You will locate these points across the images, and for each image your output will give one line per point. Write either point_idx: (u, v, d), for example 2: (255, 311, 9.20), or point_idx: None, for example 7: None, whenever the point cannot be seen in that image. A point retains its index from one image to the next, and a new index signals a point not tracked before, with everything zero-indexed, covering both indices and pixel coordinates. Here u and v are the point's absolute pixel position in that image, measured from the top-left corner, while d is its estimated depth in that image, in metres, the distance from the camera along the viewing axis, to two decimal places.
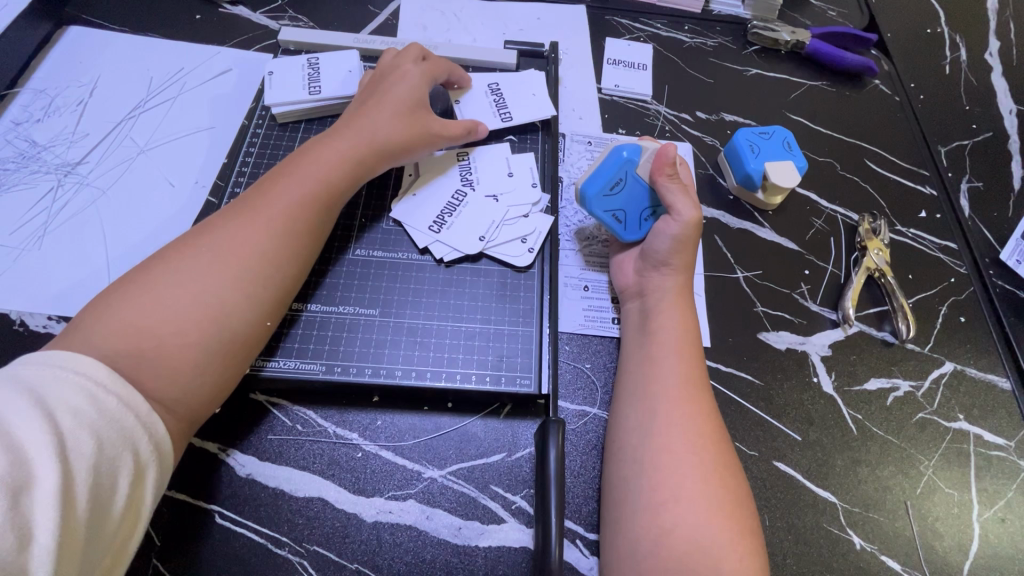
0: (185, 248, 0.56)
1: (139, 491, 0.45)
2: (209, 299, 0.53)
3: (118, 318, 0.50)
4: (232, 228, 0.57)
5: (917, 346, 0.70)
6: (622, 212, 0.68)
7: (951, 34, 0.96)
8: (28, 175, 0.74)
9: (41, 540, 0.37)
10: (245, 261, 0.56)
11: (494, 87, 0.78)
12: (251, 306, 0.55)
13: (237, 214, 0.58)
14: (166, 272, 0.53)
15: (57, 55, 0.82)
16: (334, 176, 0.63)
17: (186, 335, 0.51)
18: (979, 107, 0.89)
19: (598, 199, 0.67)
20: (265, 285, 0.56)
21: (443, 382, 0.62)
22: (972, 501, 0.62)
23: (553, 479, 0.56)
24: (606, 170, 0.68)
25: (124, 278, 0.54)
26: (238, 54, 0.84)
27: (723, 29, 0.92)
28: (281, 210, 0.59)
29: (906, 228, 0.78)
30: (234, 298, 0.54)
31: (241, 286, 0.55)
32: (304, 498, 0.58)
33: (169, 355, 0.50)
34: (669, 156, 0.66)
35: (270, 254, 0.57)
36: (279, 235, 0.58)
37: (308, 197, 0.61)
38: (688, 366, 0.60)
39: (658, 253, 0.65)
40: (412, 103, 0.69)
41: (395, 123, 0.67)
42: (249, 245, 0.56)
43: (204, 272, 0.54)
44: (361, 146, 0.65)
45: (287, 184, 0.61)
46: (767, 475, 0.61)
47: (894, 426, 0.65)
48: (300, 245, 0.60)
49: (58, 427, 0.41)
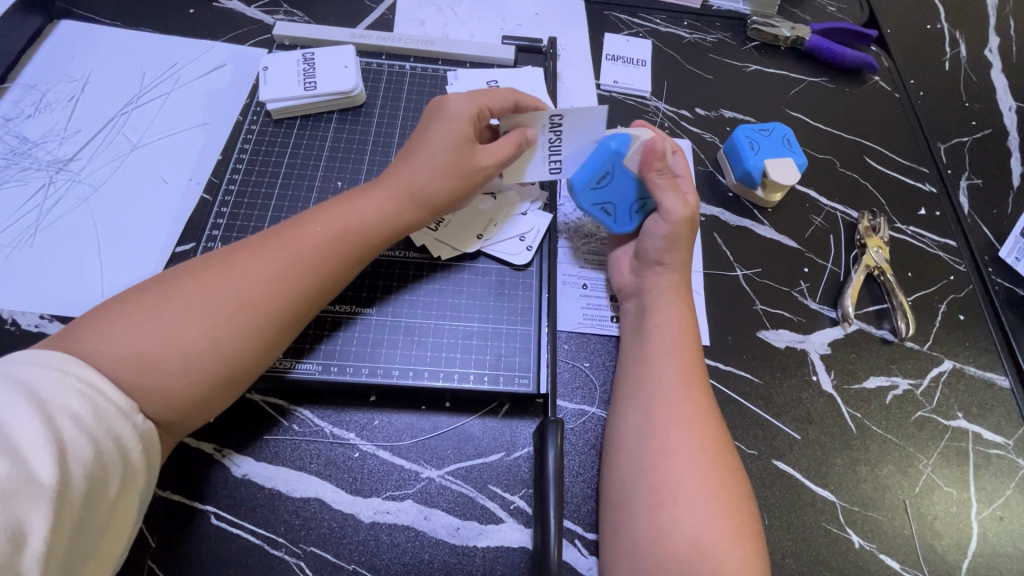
0: (208, 276, 0.53)
1: (128, 496, 0.45)
2: (218, 349, 0.51)
3: (123, 343, 0.48)
4: (259, 270, 0.54)
5: (917, 344, 0.70)
6: (612, 205, 0.68)
7: (951, 30, 0.95)
8: (19, 171, 0.73)
9: (34, 543, 0.37)
10: (263, 314, 0.53)
11: (556, 123, 0.66)
12: (257, 359, 0.53)
13: (265, 247, 0.56)
14: (184, 301, 0.51)
15: (47, 50, 0.81)
16: (366, 232, 0.60)
17: (188, 379, 0.49)
18: (979, 104, 0.89)
19: (585, 190, 0.67)
20: (275, 339, 0.54)
21: (442, 381, 0.62)
22: (971, 499, 0.62)
23: (552, 479, 0.56)
24: (592, 162, 0.66)
25: (136, 292, 0.52)
26: (233, 48, 0.83)
27: (723, 25, 0.92)
28: (308, 263, 0.56)
29: (906, 226, 0.77)
30: (243, 351, 0.52)
31: (253, 339, 0.53)
32: (300, 499, 0.57)
33: (170, 390, 0.48)
34: (658, 149, 0.65)
35: (288, 311, 0.55)
36: (300, 291, 0.55)
37: (336, 252, 0.58)
38: (688, 367, 0.59)
39: (652, 254, 0.65)
40: (454, 144, 0.63)
41: (433, 169, 0.62)
42: (269, 297, 0.54)
43: (223, 318, 0.51)
44: (397, 203, 0.61)
45: (317, 232, 0.58)
46: (766, 474, 0.61)
47: (893, 424, 0.65)
48: (317, 303, 0.57)
49: (57, 431, 0.40)
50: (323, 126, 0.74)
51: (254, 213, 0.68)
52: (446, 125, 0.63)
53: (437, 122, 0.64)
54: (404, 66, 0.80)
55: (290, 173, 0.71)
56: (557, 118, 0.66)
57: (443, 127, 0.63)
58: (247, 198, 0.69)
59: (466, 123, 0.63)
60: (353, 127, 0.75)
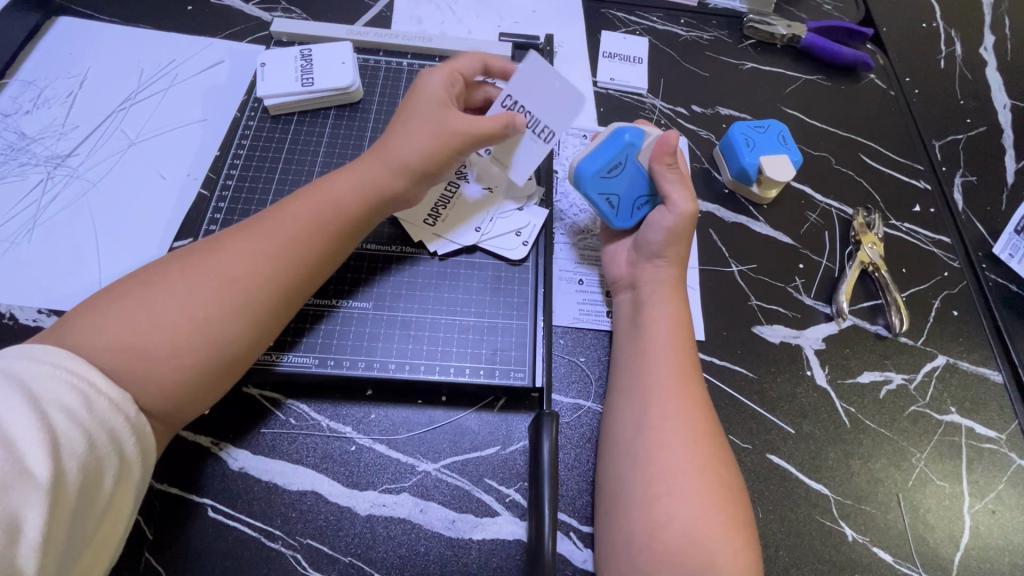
0: (191, 262, 0.54)
1: (124, 488, 0.45)
2: (207, 334, 0.51)
3: (112, 334, 0.48)
4: (243, 252, 0.55)
5: (911, 339, 0.70)
6: (618, 197, 0.67)
7: (946, 29, 0.96)
8: (17, 167, 0.73)
9: (29, 535, 0.38)
10: (248, 294, 0.53)
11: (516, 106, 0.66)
12: (248, 341, 0.53)
13: (249, 233, 0.56)
14: (170, 289, 0.52)
15: (46, 46, 0.81)
16: (350, 212, 0.60)
17: (179, 365, 0.49)
18: (973, 102, 0.89)
19: (594, 178, 0.66)
20: (263, 320, 0.54)
21: (437, 374, 0.62)
22: (963, 493, 0.63)
23: (547, 471, 0.56)
24: (606, 151, 0.66)
25: (123, 284, 0.52)
26: (231, 45, 0.84)
27: (719, 23, 0.92)
28: (291, 244, 0.56)
29: (901, 223, 0.78)
30: (230, 333, 0.52)
31: (239, 321, 0.53)
32: (297, 492, 0.58)
33: (161, 376, 0.49)
34: (670, 144, 0.65)
35: (274, 290, 0.55)
36: (286, 273, 0.56)
37: (322, 233, 0.58)
38: (682, 361, 0.60)
39: (652, 245, 0.65)
40: (431, 116, 0.63)
41: (412, 139, 0.63)
42: (253, 278, 0.54)
43: (209, 303, 0.52)
44: (380, 185, 0.62)
45: (302, 215, 0.58)
46: (760, 468, 0.61)
47: (887, 419, 0.66)
48: (305, 284, 0.57)
49: (51, 425, 0.41)
50: (321, 122, 0.75)
51: (252, 209, 0.68)
52: (423, 102, 0.65)
53: (413, 102, 0.65)
54: (402, 63, 0.80)
55: (288, 169, 0.71)
56: (555, 78, 0.64)
57: (420, 104, 0.65)
58: (244, 194, 0.69)
59: (442, 97, 0.65)
60: (349, 124, 0.75)
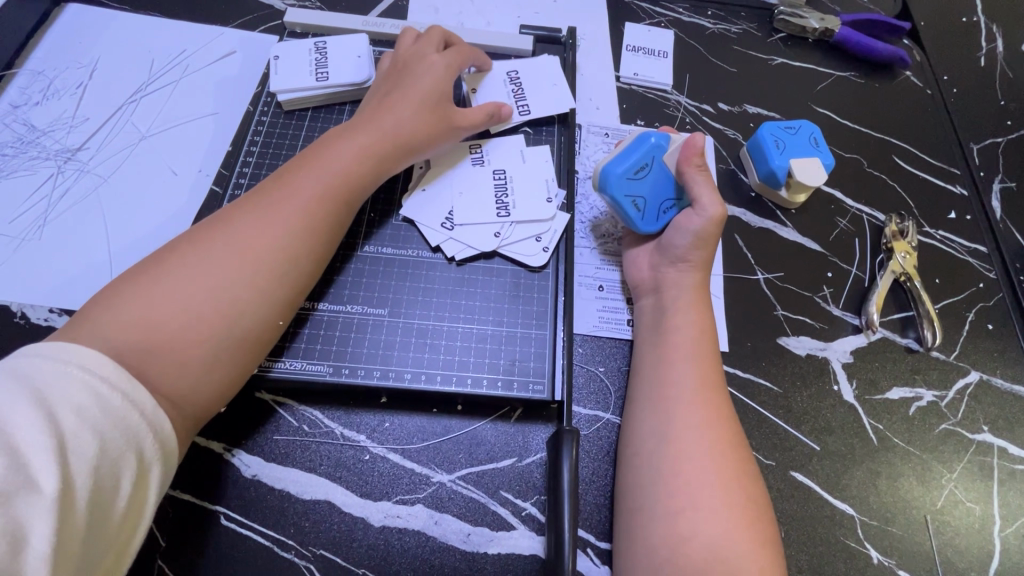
0: (201, 238, 0.53)
1: (142, 489, 0.42)
2: (222, 304, 0.50)
3: (127, 313, 0.47)
4: (251, 222, 0.55)
5: (943, 354, 0.68)
6: (643, 200, 0.65)
7: (987, 24, 0.91)
8: (27, 161, 0.71)
9: (36, 546, 0.35)
10: (262, 261, 0.53)
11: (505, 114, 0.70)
12: (263, 312, 0.53)
13: (256, 205, 0.56)
14: (182, 264, 0.51)
15: (55, 34, 0.79)
16: (352, 176, 0.60)
17: (197, 337, 0.49)
18: (1014, 103, 0.85)
19: (620, 181, 0.64)
20: (279, 292, 0.54)
21: (454, 385, 0.60)
22: (994, 516, 0.61)
23: (566, 488, 0.55)
24: (632, 153, 0.65)
25: (135, 269, 0.51)
26: (243, 35, 0.81)
27: (748, 15, 0.88)
28: (299, 211, 0.56)
29: (935, 230, 0.75)
30: (247, 300, 0.52)
31: (253, 287, 0.52)
32: (310, 501, 0.57)
33: (179, 350, 0.48)
34: (698, 146, 0.64)
35: (285, 256, 0.55)
36: (298, 242, 0.56)
37: (328, 199, 0.58)
38: (704, 370, 0.58)
39: (678, 250, 0.63)
40: (432, 99, 0.66)
41: (415, 120, 0.64)
42: (265, 245, 0.54)
43: (223, 271, 0.51)
44: (380, 149, 0.62)
45: (308, 183, 0.58)
46: (785, 486, 0.60)
47: (916, 437, 0.63)
48: (316, 252, 0.57)
49: (58, 426, 0.38)
50: (335, 117, 0.72)
51: None
52: (420, 82, 0.66)
53: (410, 82, 0.67)
54: None
55: None
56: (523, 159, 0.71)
57: (412, 85, 0.66)
58: None
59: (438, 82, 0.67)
60: None
